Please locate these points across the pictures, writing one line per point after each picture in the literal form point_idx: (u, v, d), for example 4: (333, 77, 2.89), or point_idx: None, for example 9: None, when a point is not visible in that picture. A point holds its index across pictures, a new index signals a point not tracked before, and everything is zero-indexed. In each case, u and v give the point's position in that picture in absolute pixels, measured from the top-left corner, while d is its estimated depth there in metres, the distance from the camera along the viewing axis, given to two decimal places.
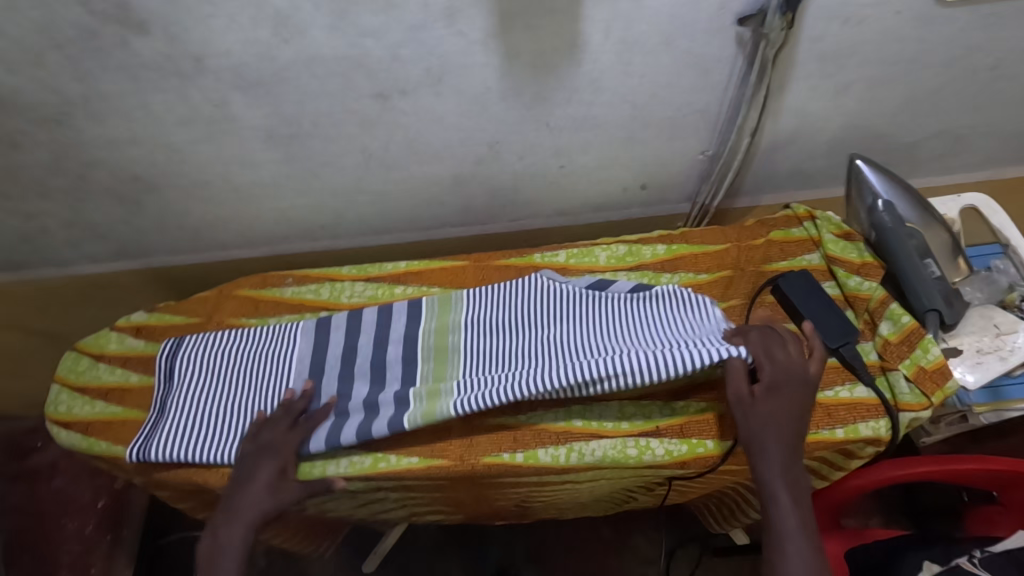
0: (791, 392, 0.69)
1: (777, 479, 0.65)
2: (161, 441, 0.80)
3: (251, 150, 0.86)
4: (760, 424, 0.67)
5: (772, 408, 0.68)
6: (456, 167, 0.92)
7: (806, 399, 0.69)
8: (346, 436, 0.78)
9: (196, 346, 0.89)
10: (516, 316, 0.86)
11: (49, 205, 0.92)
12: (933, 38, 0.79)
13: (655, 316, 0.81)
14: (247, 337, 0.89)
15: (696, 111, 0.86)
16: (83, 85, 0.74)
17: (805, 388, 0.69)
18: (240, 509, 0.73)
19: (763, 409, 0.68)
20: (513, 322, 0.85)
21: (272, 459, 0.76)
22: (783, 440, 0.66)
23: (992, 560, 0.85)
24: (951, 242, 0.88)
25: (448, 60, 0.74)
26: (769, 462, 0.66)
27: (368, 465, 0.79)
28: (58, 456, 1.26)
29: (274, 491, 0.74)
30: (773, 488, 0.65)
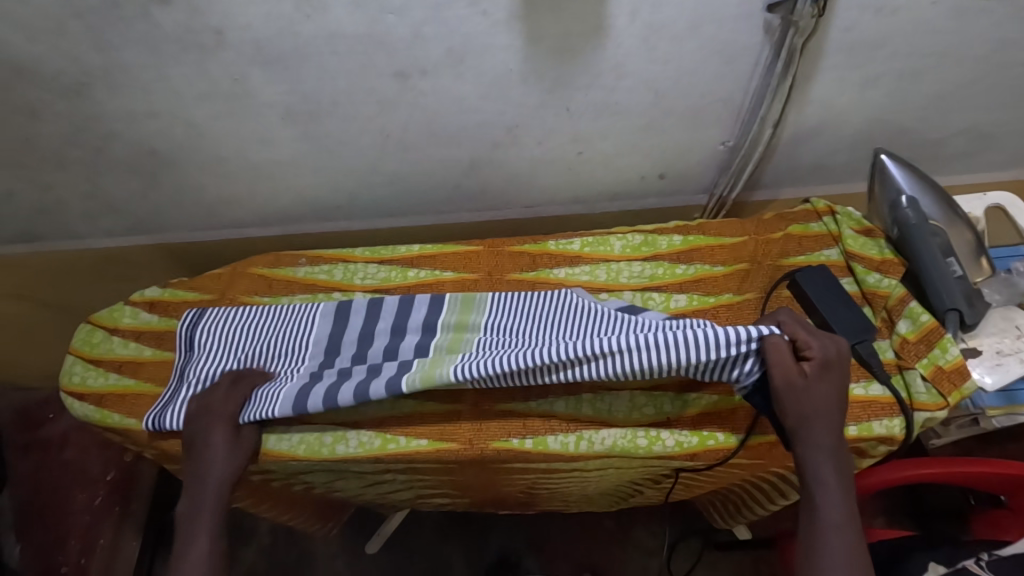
0: (834, 373, 0.68)
1: (823, 462, 0.65)
2: (177, 412, 0.80)
3: (268, 126, 0.85)
4: (811, 405, 0.66)
5: (822, 387, 0.67)
6: (473, 151, 0.91)
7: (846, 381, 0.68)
8: (344, 396, 0.77)
9: (213, 323, 0.88)
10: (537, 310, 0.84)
11: (66, 177, 0.92)
12: (968, 31, 0.77)
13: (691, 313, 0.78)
14: (265, 320, 0.89)
15: (720, 100, 0.85)
16: (104, 56, 0.74)
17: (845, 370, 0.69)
18: (204, 475, 0.73)
19: (813, 392, 0.66)
20: (532, 316, 0.84)
21: (219, 421, 0.76)
22: (829, 421, 0.66)
23: (999, 563, 0.85)
24: (974, 242, 0.86)
25: (471, 41, 0.73)
26: (816, 444, 0.65)
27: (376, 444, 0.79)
28: (69, 428, 1.28)
29: (233, 451, 0.75)
30: (819, 470, 0.64)
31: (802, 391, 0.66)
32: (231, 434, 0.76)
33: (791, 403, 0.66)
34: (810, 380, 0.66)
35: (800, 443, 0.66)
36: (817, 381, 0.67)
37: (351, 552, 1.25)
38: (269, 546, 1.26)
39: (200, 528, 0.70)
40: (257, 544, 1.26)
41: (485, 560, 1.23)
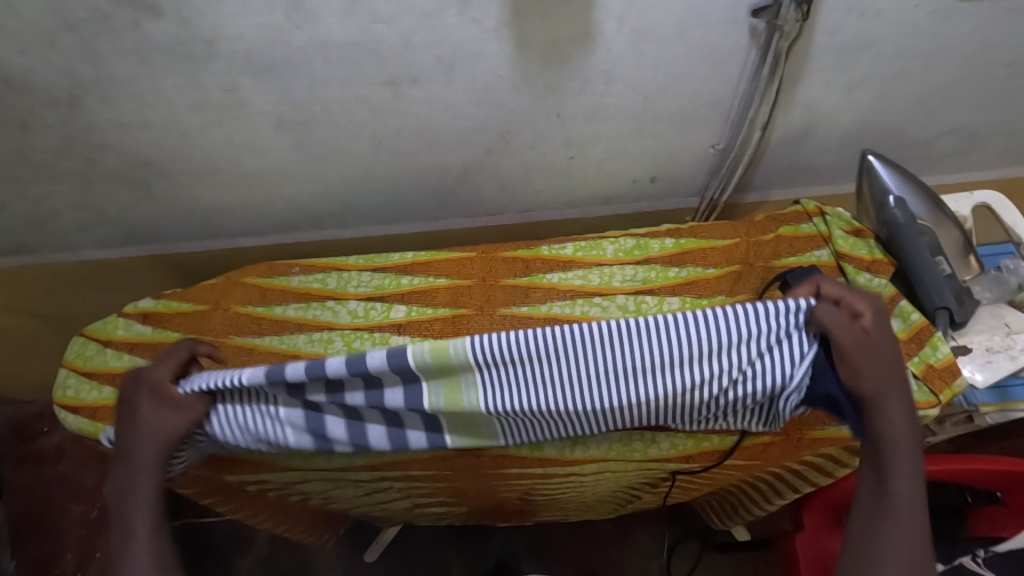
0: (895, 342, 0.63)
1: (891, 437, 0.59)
2: None
3: (260, 136, 0.85)
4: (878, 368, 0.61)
5: (885, 345, 0.62)
6: (465, 157, 0.91)
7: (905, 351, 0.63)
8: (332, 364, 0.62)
9: None
10: None
11: (58, 188, 0.92)
12: (952, 32, 0.78)
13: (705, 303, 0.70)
14: None
15: (709, 103, 0.85)
16: (95, 68, 0.74)
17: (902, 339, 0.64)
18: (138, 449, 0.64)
19: (873, 355, 0.61)
20: None
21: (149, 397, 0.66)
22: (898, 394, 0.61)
23: None
24: (962, 240, 0.87)
25: (461, 49, 0.74)
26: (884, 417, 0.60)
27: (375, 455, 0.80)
28: (65, 440, 1.28)
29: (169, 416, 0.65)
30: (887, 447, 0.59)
31: (860, 354, 0.61)
32: (158, 402, 0.66)
33: (858, 365, 0.61)
34: (869, 344, 0.62)
35: (872, 411, 0.61)
36: (880, 344, 0.62)
37: (349, 561, 1.25)
38: (267, 555, 1.25)
39: (138, 505, 0.61)
40: (255, 554, 1.26)
41: (484, 566, 1.23)
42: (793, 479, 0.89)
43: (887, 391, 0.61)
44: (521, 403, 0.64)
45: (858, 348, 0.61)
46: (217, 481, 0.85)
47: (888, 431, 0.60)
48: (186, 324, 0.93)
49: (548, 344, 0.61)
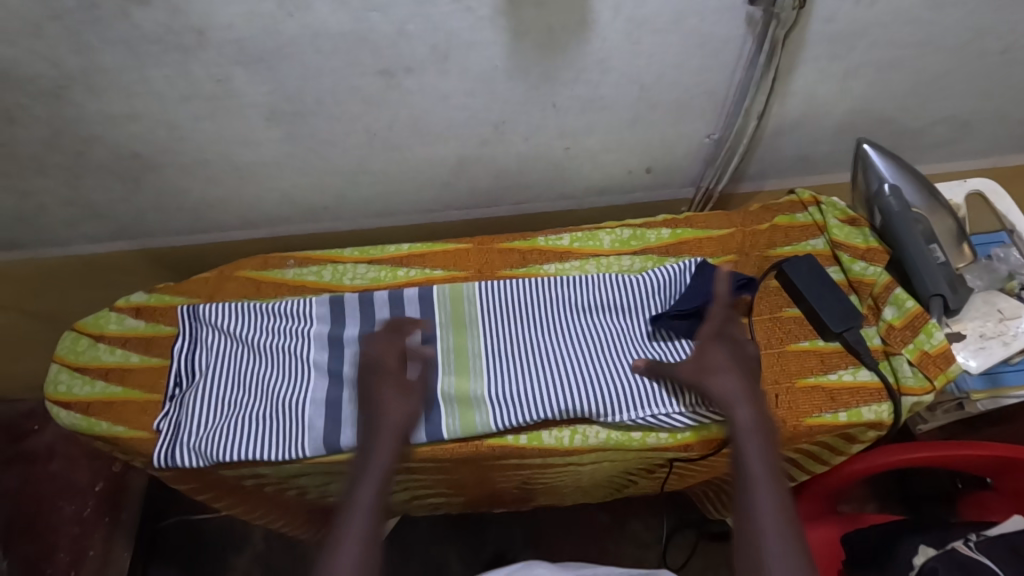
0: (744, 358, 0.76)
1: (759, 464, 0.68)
2: (185, 450, 0.80)
3: (253, 127, 0.84)
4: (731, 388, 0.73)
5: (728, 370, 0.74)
6: (460, 148, 0.91)
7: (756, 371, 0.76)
8: (380, 296, 0.89)
9: (204, 356, 0.87)
10: (537, 314, 0.88)
11: (47, 182, 0.91)
12: (944, 21, 0.78)
13: (646, 279, 0.88)
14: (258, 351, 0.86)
15: (704, 94, 0.85)
16: (82, 58, 0.72)
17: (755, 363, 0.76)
18: (382, 423, 0.74)
19: (726, 371, 0.74)
20: (532, 313, 0.88)
21: (379, 372, 0.78)
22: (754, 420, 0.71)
23: (988, 544, 0.89)
24: (956, 229, 0.86)
25: (456, 37, 0.73)
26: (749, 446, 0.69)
27: None
28: (55, 439, 1.28)
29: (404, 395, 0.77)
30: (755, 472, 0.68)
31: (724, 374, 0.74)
32: (399, 387, 0.77)
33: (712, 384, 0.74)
34: (717, 349, 0.76)
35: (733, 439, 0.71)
36: (732, 355, 0.75)
37: None
38: (263, 551, 1.26)
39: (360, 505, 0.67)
40: (251, 551, 1.26)
41: (482, 558, 1.24)
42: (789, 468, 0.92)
43: (734, 403, 0.72)
44: (516, 332, 0.86)
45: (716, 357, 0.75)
46: (217, 477, 0.88)
47: (745, 446, 0.70)
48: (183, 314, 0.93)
49: (530, 295, 0.89)
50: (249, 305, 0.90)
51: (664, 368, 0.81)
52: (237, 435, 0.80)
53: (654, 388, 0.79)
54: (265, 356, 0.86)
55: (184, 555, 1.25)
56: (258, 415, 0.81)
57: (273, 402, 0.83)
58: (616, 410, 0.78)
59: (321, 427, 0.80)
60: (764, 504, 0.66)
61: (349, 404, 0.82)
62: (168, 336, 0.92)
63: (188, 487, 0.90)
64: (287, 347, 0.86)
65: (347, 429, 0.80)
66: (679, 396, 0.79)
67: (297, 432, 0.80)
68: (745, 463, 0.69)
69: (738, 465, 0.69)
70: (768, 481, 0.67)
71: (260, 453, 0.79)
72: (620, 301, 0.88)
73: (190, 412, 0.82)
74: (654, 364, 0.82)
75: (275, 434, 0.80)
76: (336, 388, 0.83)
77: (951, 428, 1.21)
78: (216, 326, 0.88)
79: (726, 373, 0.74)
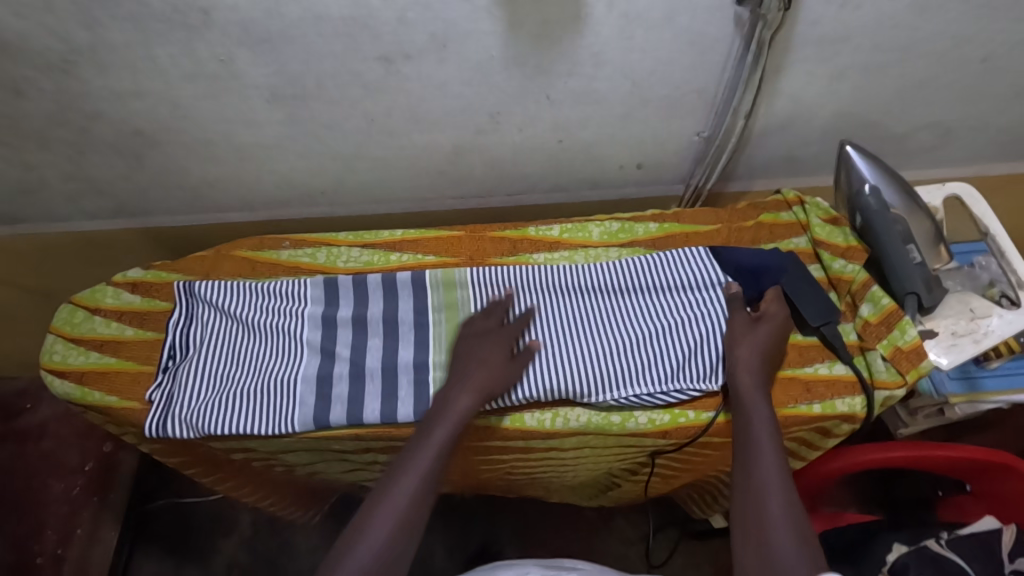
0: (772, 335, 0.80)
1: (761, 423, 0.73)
2: (177, 421, 0.82)
3: (254, 109, 0.87)
4: (745, 357, 0.78)
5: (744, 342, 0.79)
6: (456, 137, 0.93)
7: (777, 347, 0.80)
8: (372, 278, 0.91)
9: (200, 329, 0.89)
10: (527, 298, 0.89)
11: (50, 156, 0.93)
12: (927, 27, 0.81)
13: (639, 263, 0.91)
14: (251, 326, 0.88)
15: (694, 90, 0.88)
16: (90, 34, 0.75)
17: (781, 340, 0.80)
18: (476, 382, 0.77)
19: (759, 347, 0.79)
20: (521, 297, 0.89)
21: (497, 341, 0.81)
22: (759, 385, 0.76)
23: (960, 543, 0.92)
24: (933, 230, 0.89)
25: (454, 26, 0.76)
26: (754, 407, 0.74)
27: (361, 424, 0.82)
28: (49, 418, 1.29)
29: (507, 368, 0.79)
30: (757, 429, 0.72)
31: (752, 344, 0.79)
32: (511, 361, 0.80)
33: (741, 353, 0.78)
34: (764, 326, 0.80)
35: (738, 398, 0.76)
36: (760, 335, 0.79)
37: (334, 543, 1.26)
38: (249, 536, 1.28)
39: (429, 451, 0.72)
40: (238, 535, 1.28)
41: (466, 550, 1.25)
42: None
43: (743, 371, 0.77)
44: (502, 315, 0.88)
45: (740, 334, 0.80)
46: (209, 451, 0.90)
47: (750, 410, 0.74)
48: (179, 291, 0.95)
49: (522, 278, 0.91)
50: (239, 283, 0.92)
51: (647, 351, 0.83)
52: (229, 406, 0.82)
53: (633, 370, 0.82)
54: (259, 331, 0.88)
55: (172, 538, 1.27)
56: (248, 390, 0.83)
57: (264, 378, 0.84)
58: (600, 390, 0.80)
59: (312, 403, 0.82)
60: (767, 458, 0.70)
61: (339, 382, 0.84)
62: (163, 312, 0.93)
63: (177, 461, 0.92)
64: (282, 324, 0.88)
65: (336, 406, 0.82)
66: (657, 379, 0.81)
67: (288, 405, 0.82)
68: (749, 424, 0.73)
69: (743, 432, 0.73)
70: (769, 439, 0.72)
71: (249, 426, 0.81)
72: (611, 285, 0.90)
73: (184, 385, 0.84)
74: (637, 346, 0.84)
75: (261, 409, 0.81)
76: (326, 365, 0.85)
77: (931, 433, 1.24)
78: (212, 304, 0.90)
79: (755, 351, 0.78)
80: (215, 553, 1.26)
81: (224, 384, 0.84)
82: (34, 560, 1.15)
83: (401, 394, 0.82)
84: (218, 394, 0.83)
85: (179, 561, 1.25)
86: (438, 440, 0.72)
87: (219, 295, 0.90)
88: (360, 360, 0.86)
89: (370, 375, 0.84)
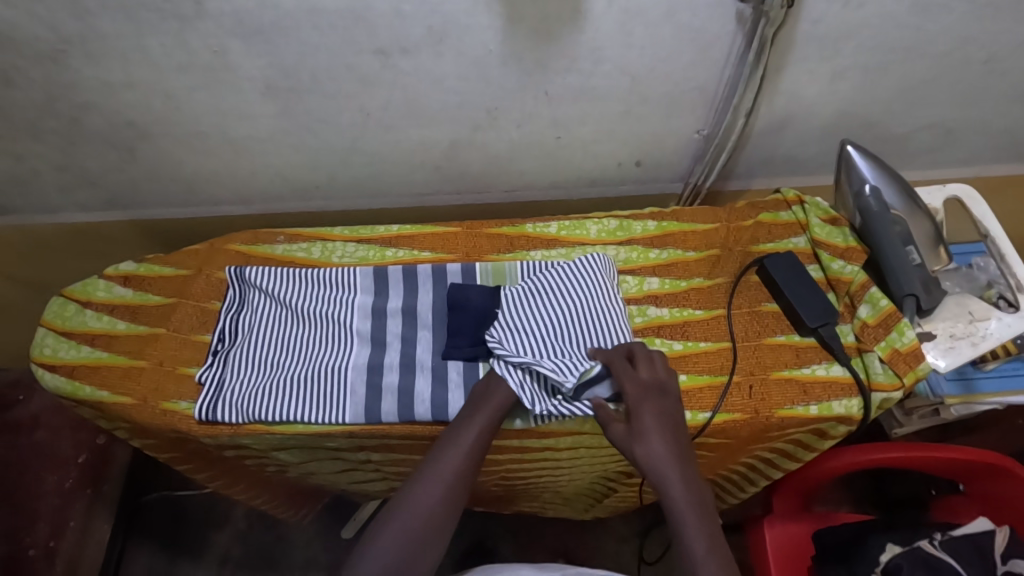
0: (652, 415, 0.70)
1: (685, 511, 0.66)
2: (229, 405, 0.81)
3: (248, 101, 0.85)
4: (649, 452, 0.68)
5: (643, 439, 0.69)
6: (453, 132, 0.92)
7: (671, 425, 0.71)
8: (366, 272, 0.91)
9: (255, 314, 0.89)
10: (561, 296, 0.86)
11: (41, 147, 0.91)
12: (929, 27, 0.80)
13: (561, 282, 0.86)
14: (298, 316, 0.89)
15: (695, 88, 0.87)
16: (80, 23, 0.73)
17: (667, 413, 0.71)
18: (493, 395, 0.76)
19: (653, 443, 0.69)
20: None
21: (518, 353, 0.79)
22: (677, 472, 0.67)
23: (954, 544, 0.88)
24: (934, 231, 0.88)
25: (451, 19, 0.74)
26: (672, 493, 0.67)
27: (413, 422, 0.81)
28: (42, 409, 1.27)
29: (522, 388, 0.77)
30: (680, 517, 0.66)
31: (641, 441, 0.69)
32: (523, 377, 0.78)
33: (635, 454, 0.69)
34: (622, 430, 0.71)
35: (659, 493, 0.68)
36: (651, 426, 0.70)
37: (327, 537, 1.26)
38: (244, 529, 1.27)
39: (462, 442, 0.72)
40: (232, 529, 1.27)
41: (461, 546, 1.24)
42: (765, 467, 0.96)
43: (667, 475, 0.67)
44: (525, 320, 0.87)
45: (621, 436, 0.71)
46: (200, 448, 0.89)
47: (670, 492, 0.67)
48: (208, 287, 0.94)
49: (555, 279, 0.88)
50: (292, 270, 0.92)
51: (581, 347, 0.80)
52: (282, 394, 0.81)
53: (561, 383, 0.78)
54: (313, 319, 0.88)
55: (162, 531, 1.27)
56: (298, 377, 0.83)
57: (313, 366, 0.84)
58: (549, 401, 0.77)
59: (363, 394, 0.81)
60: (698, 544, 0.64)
61: (389, 372, 0.83)
62: (156, 306, 0.92)
63: (169, 457, 0.92)
64: (339, 312, 0.88)
65: (387, 397, 0.81)
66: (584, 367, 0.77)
67: (339, 396, 0.81)
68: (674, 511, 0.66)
69: (681, 547, 0.65)
70: (695, 522, 0.65)
71: (301, 413, 0.80)
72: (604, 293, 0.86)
73: (234, 370, 0.84)
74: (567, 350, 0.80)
75: (312, 396, 0.81)
76: (377, 355, 0.85)
77: (926, 434, 1.24)
78: (264, 290, 0.90)
79: (657, 442, 0.69)
80: (209, 546, 1.26)
81: (275, 369, 0.84)
82: (26, 552, 1.12)
83: (451, 382, 0.82)
84: (270, 387, 0.82)
85: (173, 553, 1.25)
86: (469, 435, 0.72)
87: (278, 280, 0.91)
88: (411, 351, 0.85)
89: (421, 367, 0.84)
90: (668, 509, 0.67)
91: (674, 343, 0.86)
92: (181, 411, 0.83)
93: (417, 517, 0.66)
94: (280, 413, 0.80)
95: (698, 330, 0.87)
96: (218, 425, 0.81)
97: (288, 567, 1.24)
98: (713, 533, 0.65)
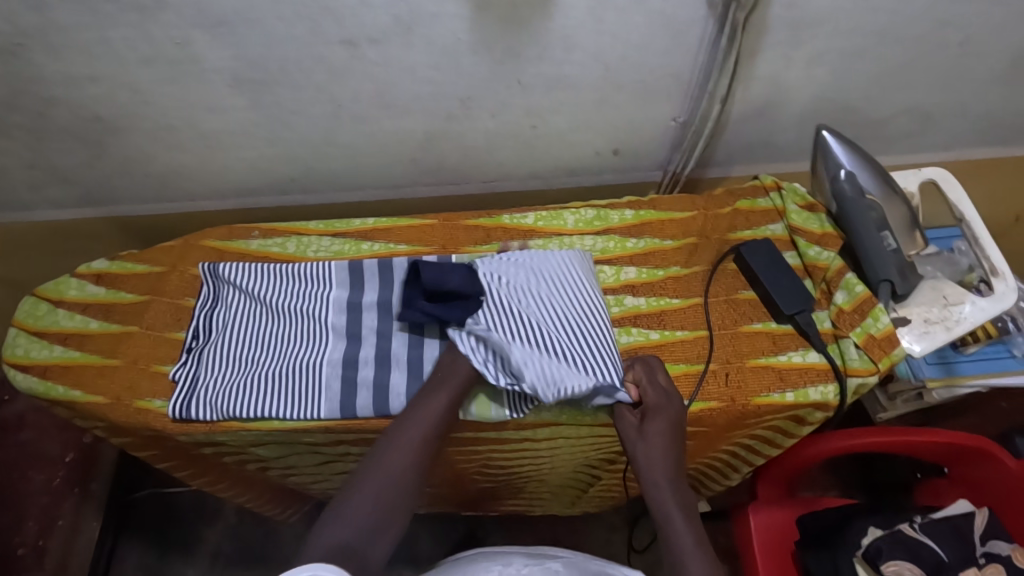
0: (666, 416, 0.75)
1: (674, 509, 0.70)
2: (203, 403, 0.80)
3: (216, 93, 0.84)
4: (654, 450, 0.72)
5: (653, 439, 0.73)
6: (427, 123, 0.91)
7: (679, 431, 0.75)
8: (342, 266, 0.91)
9: (229, 310, 0.88)
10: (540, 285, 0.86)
11: (7, 143, 0.90)
12: (904, 10, 0.79)
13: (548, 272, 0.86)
14: (272, 311, 0.88)
15: (669, 75, 0.86)
16: (38, 15, 0.72)
17: (679, 420, 0.75)
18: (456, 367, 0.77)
19: (656, 444, 0.73)
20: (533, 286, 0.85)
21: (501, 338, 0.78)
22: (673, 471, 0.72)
23: (933, 526, 0.87)
24: (908, 216, 0.88)
25: (418, 8, 0.73)
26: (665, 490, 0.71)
27: (390, 416, 0.80)
28: (26, 409, 1.25)
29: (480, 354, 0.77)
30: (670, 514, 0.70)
31: (649, 442, 0.73)
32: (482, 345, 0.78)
33: (641, 451, 0.73)
34: (635, 431, 0.74)
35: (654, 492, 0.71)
36: (663, 429, 0.74)
37: None
38: (233, 525, 1.27)
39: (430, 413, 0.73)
40: (221, 525, 1.27)
41: (449, 536, 1.25)
42: (746, 454, 0.97)
43: (665, 472, 0.72)
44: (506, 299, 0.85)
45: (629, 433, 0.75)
46: (177, 445, 0.89)
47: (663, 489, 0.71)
48: (182, 285, 0.93)
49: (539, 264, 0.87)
50: (266, 265, 0.91)
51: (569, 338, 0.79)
52: (257, 391, 0.81)
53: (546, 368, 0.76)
54: (287, 313, 0.87)
55: None
56: (273, 373, 0.82)
57: (289, 362, 0.84)
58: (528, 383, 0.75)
59: (338, 389, 0.81)
60: (682, 538, 0.68)
61: (365, 367, 0.83)
62: (129, 304, 0.91)
63: (149, 455, 0.92)
64: (315, 305, 0.88)
65: (363, 392, 0.81)
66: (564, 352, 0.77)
67: (314, 392, 0.81)
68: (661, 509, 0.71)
69: (667, 542, 0.69)
70: (683, 521, 0.69)
71: (276, 410, 0.80)
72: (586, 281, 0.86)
73: (209, 367, 0.84)
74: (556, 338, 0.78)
75: (287, 392, 0.81)
76: (353, 349, 0.85)
77: (910, 418, 1.24)
78: (239, 286, 0.89)
79: (659, 445, 0.73)
80: (198, 542, 1.26)
81: (250, 366, 0.84)
82: None
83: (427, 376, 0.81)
84: (244, 384, 0.81)
85: (160, 551, 1.24)
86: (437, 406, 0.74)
87: (252, 275, 0.90)
88: (387, 345, 0.85)
89: (396, 361, 0.83)
90: (659, 505, 0.71)
91: (651, 332, 0.85)
92: (155, 409, 0.82)
93: (390, 479, 0.67)
94: (254, 410, 0.80)
95: (675, 319, 0.86)
96: (193, 422, 0.81)
97: (277, 562, 1.24)
98: (699, 532, 0.69)
